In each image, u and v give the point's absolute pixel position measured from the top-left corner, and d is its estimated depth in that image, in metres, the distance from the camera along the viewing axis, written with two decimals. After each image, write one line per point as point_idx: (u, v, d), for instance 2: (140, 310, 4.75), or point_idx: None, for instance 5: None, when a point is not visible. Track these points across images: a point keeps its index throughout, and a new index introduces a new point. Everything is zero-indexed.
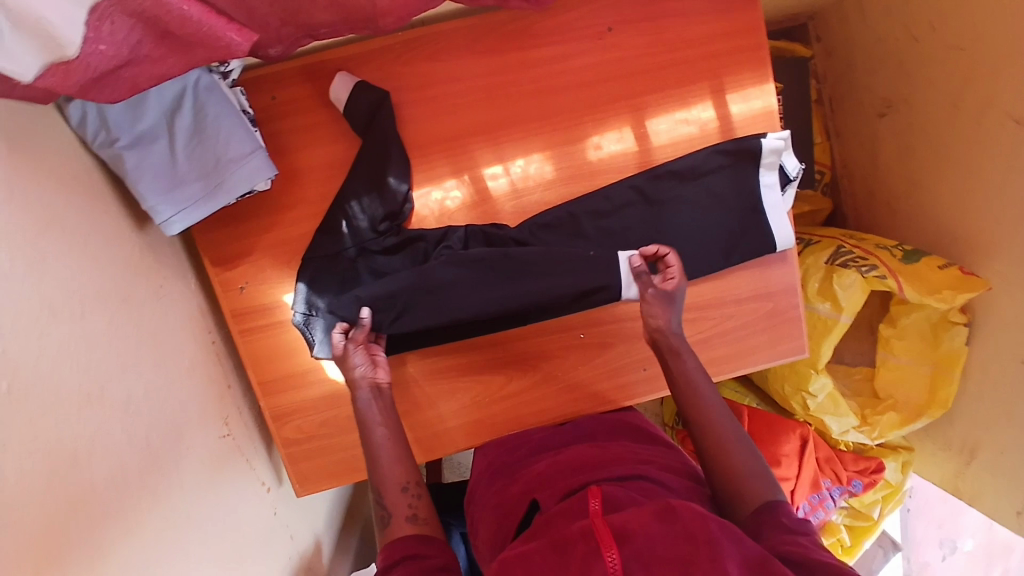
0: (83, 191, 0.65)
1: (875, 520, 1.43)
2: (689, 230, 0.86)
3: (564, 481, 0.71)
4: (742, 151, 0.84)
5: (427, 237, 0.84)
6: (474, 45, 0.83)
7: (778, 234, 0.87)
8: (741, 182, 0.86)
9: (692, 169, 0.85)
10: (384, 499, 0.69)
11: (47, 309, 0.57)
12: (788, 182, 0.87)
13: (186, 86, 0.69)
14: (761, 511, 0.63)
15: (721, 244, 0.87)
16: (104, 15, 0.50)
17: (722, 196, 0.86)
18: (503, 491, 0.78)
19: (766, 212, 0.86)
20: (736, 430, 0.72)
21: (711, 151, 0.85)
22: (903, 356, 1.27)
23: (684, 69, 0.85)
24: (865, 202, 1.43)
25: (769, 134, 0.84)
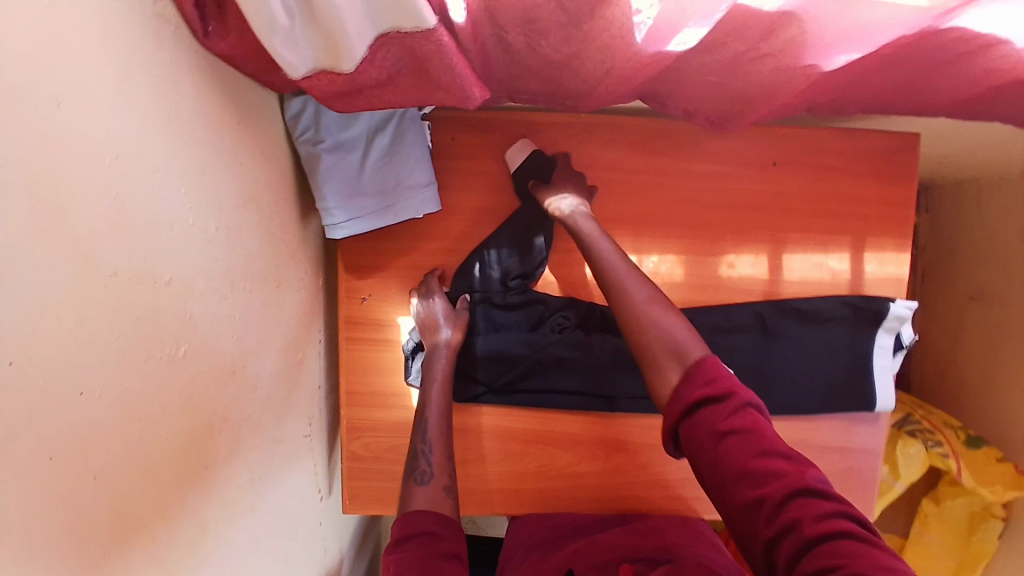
0: (276, 178, 0.69)
1: None
2: (794, 368, 0.88)
3: (599, 554, 0.77)
4: (866, 309, 0.87)
5: (550, 303, 0.87)
6: (646, 140, 0.86)
7: (879, 396, 0.88)
8: (856, 338, 0.88)
9: (815, 313, 0.87)
10: (428, 456, 0.75)
11: (228, 284, 0.60)
12: (900, 348, 0.89)
13: (397, 113, 0.73)
14: (690, 376, 0.63)
15: (821, 391, 0.89)
16: (385, 45, 0.55)
17: (834, 346, 0.88)
18: (537, 562, 0.80)
19: (874, 373, 0.88)
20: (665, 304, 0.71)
21: (838, 302, 0.87)
22: (937, 537, 1.27)
23: (832, 218, 0.88)
24: (936, 376, 1.44)
25: (897, 301, 0.87)
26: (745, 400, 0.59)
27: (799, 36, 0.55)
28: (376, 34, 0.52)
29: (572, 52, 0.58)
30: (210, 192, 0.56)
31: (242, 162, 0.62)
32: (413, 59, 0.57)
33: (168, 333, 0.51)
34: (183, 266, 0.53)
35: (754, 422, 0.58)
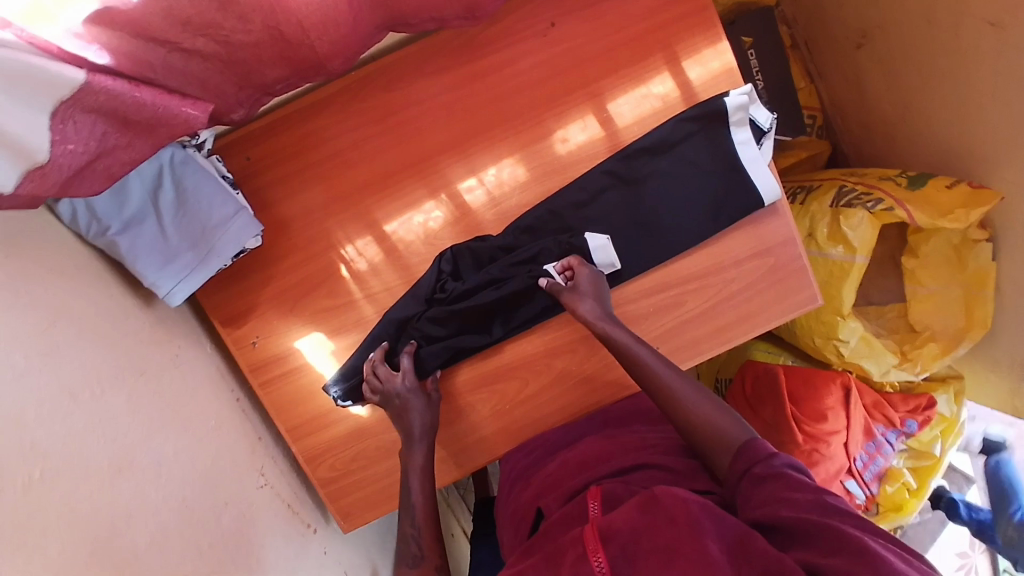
0: (85, 281, 0.70)
1: (940, 458, 1.40)
2: (671, 201, 0.86)
3: (567, 482, 0.74)
4: (707, 114, 0.84)
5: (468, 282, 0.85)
6: (426, 67, 0.85)
7: (762, 188, 0.85)
8: (714, 144, 0.85)
9: (662, 142, 0.85)
10: (420, 538, 0.79)
11: (67, 396, 0.60)
12: (763, 134, 0.85)
13: (162, 164, 0.73)
14: (737, 456, 0.66)
15: (708, 208, 0.86)
16: (68, 117, 0.55)
17: (698, 162, 0.85)
18: (520, 494, 0.81)
19: (747, 167, 0.85)
20: (630, 334, 0.79)
21: (678, 120, 0.85)
22: (932, 285, 1.23)
23: (634, 46, 0.85)
24: (861, 136, 1.40)
25: (732, 92, 0.83)
26: (783, 464, 0.63)
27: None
28: (47, 114, 0.53)
29: (254, 21, 0.62)
30: (9, 325, 0.56)
31: (31, 283, 0.62)
32: (107, 111, 0.58)
33: (13, 458, 0.52)
34: (8, 394, 0.54)
35: (787, 473, 0.62)
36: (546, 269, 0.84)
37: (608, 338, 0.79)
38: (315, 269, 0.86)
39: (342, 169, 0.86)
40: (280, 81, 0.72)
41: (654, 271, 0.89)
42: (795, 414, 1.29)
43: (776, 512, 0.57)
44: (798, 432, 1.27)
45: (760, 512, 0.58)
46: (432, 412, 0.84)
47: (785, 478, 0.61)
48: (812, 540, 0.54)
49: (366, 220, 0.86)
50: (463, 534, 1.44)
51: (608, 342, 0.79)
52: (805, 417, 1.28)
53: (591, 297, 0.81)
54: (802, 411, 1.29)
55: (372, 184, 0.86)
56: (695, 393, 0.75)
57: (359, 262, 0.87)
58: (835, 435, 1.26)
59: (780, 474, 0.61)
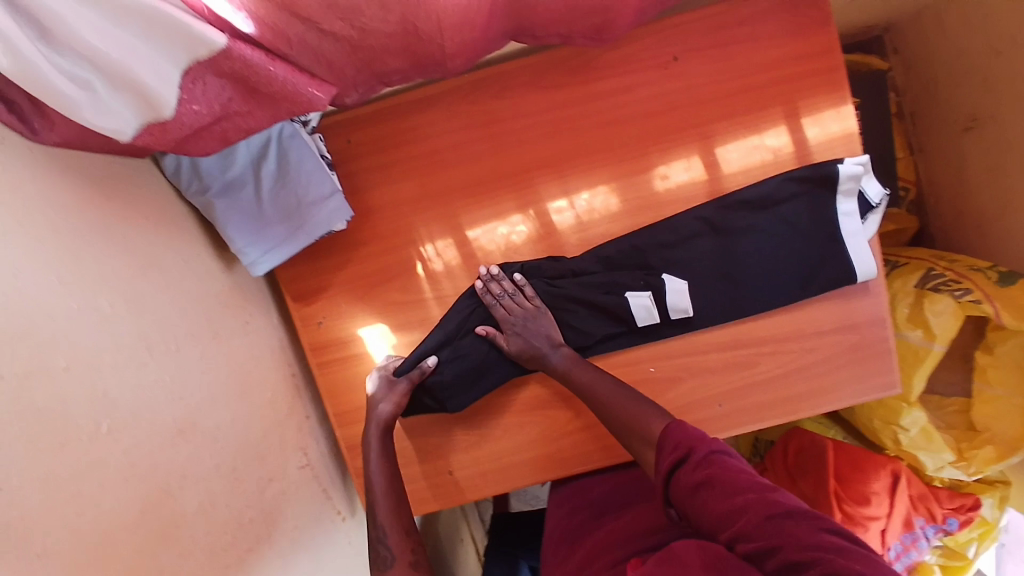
0: (177, 237, 0.71)
1: (972, 560, 1.33)
2: (758, 260, 0.83)
3: (616, 550, 0.71)
4: (816, 178, 0.81)
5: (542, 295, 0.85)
6: (539, 82, 0.84)
7: (858, 263, 0.81)
8: (816, 210, 0.82)
9: (763, 199, 0.82)
10: (384, 538, 0.75)
11: (145, 348, 0.61)
12: (869, 210, 0.81)
13: (271, 137, 0.74)
14: (701, 467, 0.64)
15: (798, 274, 0.83)
16: (198, 77, 0.55)
17: (794, 226, 0.82)
18: (567, 557, 0.79)
19: (846, 239, 0.81)
20: (592, 369, 0.81)
21: (782, 179, 0.81)
22: (1000, 387, 1.17)
23: (755, 94, 0.82)
24: (952, 222, 1.33)
25: (846, 159, 0.80)
26: (709, 455, 0.65)
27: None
28: (181, 71, 0.53)
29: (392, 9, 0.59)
30: (95, 277, 0.56)
31: (123, 231, 0.62)
32: (235, 79, 0.57)
33: (87, 405, 0.52)
34: (85, 349, 0.53)
35: (717, 469, 0.62)
36: (627, 297, 0.83)
37: (566, 379, 0.81)
38: (392, 262, 0.86)
39: (436, 168, 0.85)
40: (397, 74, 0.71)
41: (732, 327, 0.86)
42: (837, 492, 1.25)
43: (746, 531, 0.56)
44: (837, 511, 1.23)
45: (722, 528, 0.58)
46: (400, 396, 0.82)
47: (732, 485, 0.60)
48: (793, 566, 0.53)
49: (450, 222, 0.85)
50: (471, 541, 1.43)
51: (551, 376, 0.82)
52: (847, 497, 1.24)
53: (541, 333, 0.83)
54: (846, 491, 1.25)
55: (462, 188, 0.85)
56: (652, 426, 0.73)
57: (436, 263, 0.86)
58: (874, 521, 1.21)
59: (720, 473, 0.62)
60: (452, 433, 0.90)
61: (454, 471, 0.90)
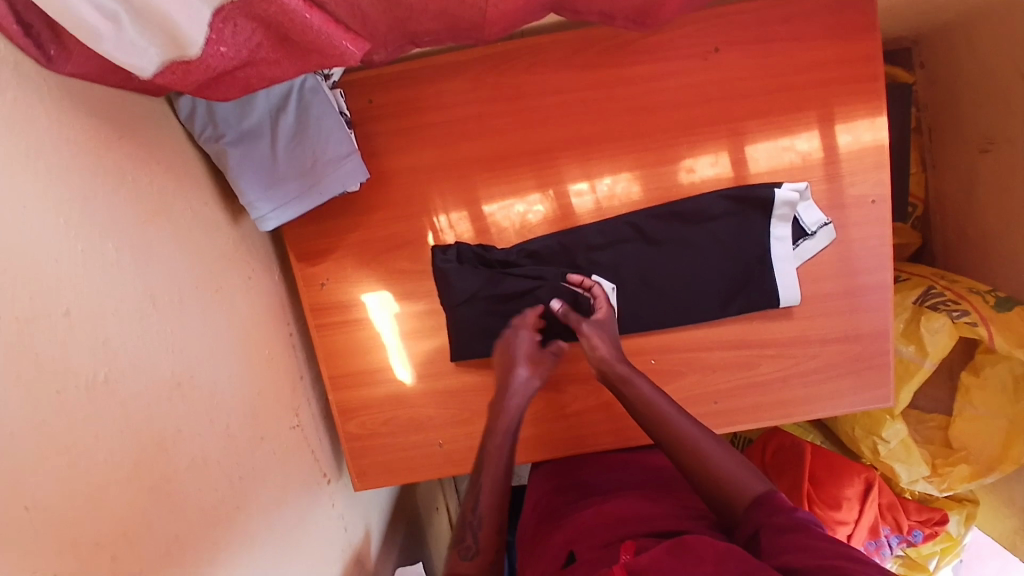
0: (186, 184, 0.68)
1: (932, 572, 1.39)
2: (703, 274, 0.83)
3: (603, 533, 0.73)
4: (748, 199, 0.81)
5: (503, 288, 0.83)
6: (573, 58, 0.81)
7: (783, 289, 0.83)
8: (749, 231, 0.82)
9: (696, 214, 0.82)
10: (477, 528, 0.71)
11: (148, 299, 0.59)
12: (803, 237, 0.82)
13: (292, 88, 0.71)
14: (755, 506, 0.65)
15: (719, 293, 0.84)
16: (229, 18, 0.51)
17: (727, 244, 0.83)
18: (548, 539, 0.79)
19: (774, 265, 0.82)
20: (672, 402, 0.77)
21: (717, 196, 0.81)
22: (982, 408, 1.22)
23: (792, 95, 0.81)
24: (956, 242, 1.35)
25: (784, 184, 0.80)
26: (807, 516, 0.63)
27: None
28: (210, 11, 0.50)
29: None
30: (99, 221, 0.54)
31: (132, 174, 0.59)
32: (269, 27, 0.54)
33: (86, 352, 0.50)
34: (84, 296, 0.51)
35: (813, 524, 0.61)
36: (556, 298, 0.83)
37: (644, 403, 0.77)
38: (403, 228, 0.84)
39: (458, 137, 0.82)
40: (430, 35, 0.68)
41: (739, 327, 0.86)
42: (810, 494, 1.28)
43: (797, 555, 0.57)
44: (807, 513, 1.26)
45: (790, 560, 0.57)
46: (536, 363, 0.81)
47: (818, 534, 0.60)
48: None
49: (467, 194, 0.83)
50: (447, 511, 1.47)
51: (622, 394, 0.78)
52: (819, 500, 1.27)
53: (610, 340, 0.80)
54: (818, 494, 1.27)
55: (483, 160, 0.83)
56: (749, 473, 0.70)
57: (448, 235, 0.84)
58: (842, 525, 1.25)
59: (801, 522, 0.62)
60: (447, 407, 0.88)
61: (445, 444, 0.89)
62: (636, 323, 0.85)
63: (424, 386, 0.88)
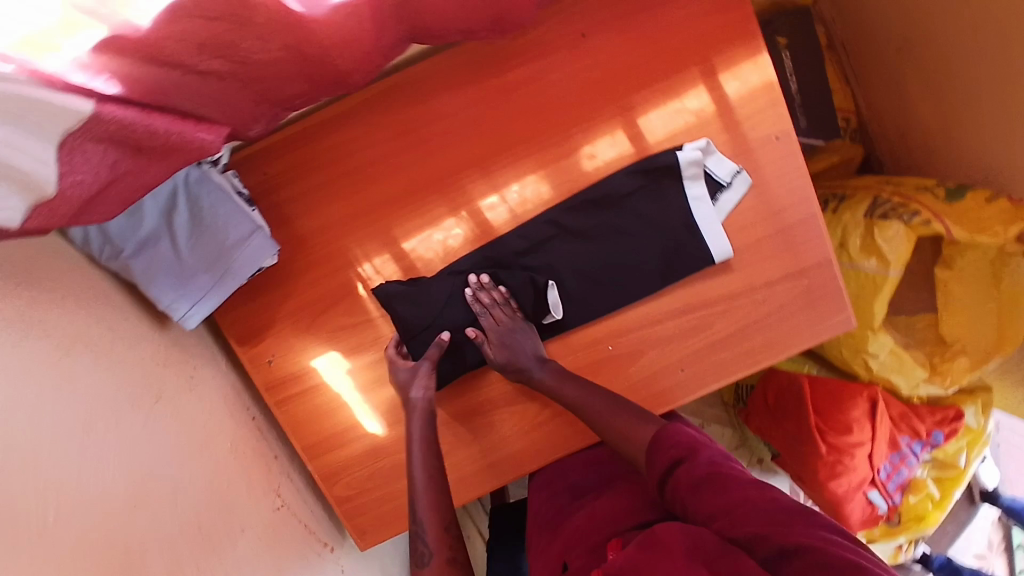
0: (97, 305, 0.68)
1: (965, 469, 1.34)
2: (637, 253, 0.84)
3: (591, 536, 0.75)
4: (654, 169, 0.81)
5: (436, 296, 0.83)
6: (449, 80, 0.81)
7: (713, 245, 0.83)
8: (665, 199, 0.82)
9: (611, 196, 0.82)
10: (423, 534, 0.74)
11: (81, 430, 0.58)
12: (720, 190, 0.82)
13: (177, 185, 0.72)
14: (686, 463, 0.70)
15: (657, 266, 0.84)
16: (76, 146, 0.51)
17: (650, 217, 0.83)
18: (547, 545, 0.81)
19: (700, 226, 0.83)
20: (562, 379, 0.82)
21: (627, 172, 0.82)
22: (965, 298, 1.21)
23: (668, 58, 0.81)
24: (899, 145, 1.35)
25: (686, 145, 0.81)
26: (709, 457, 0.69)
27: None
28: (55, 144, 0.49)
29: (273, 42, 0.57)
30: (23, 363, 0.53)
31: (39, 315, 0.58)
32: (120, 142, 0.55)
33: (32, 497, 0.50)
34: (21, 434, 0.51)
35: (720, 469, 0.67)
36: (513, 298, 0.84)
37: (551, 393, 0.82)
38: (332, 287, 0.84)
39: (359, 185, 0.82)
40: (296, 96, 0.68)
41: (683, 292, 0.86)
42: (819, 426, 1.27)
43: (730, 518, 0.61)
44: (820, 444, 1.25)
45: (721, 529, 0.61)
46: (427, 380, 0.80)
47: (730, 482, 0.65)
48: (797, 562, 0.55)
49: (384, 238, 0.83)
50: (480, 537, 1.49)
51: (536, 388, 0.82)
52: (829, 430, 1.25)
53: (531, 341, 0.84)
54: (827, 423, 1.26)
55: (391, 201, 0.83)
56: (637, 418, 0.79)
57: (377, 281, 0.84)
58: (859, 447, 1.24)
59: (720, 472, 0.67)
60: None
61: None
62: (586, 316, 0.85)
63: (395, 432, 0.88)
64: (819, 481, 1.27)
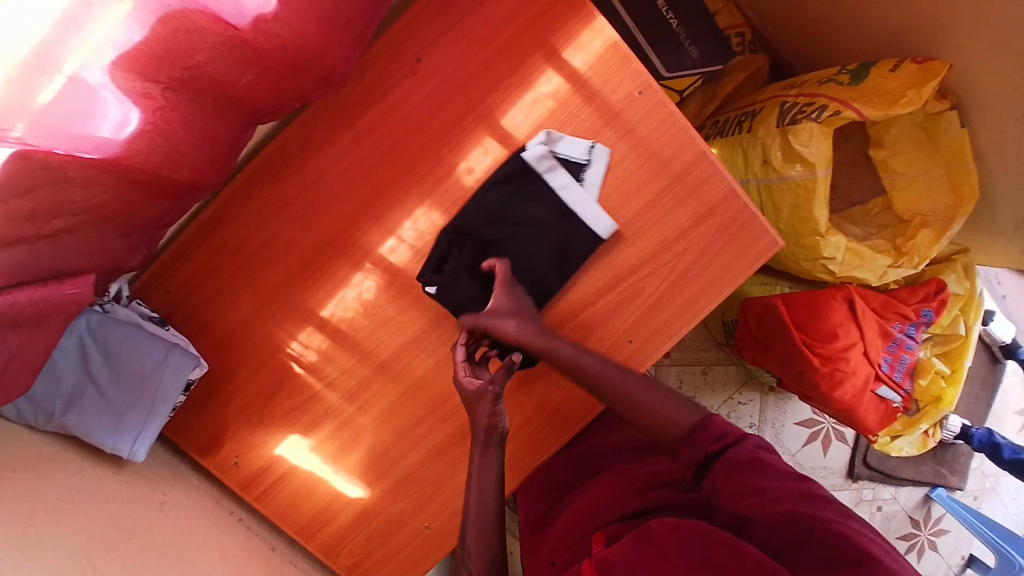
0: (50, 468, 0.67)
1: (966, 337, 1.33)
2: (539, 251, 0.83)
3: (581, 533, 0.81)
4: (528, 172, 0.81)
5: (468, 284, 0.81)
6: (311, 144, 0.83)
7: (592, 224, 0.83)
8: (540, 194, 0.82)
9: (488, 212, 0.82)
10: (468, 562, 0.76)
11: None
12: (581, 171, 0.82)
13: (81, 334, 0.74)
14: (695, 429, 0.75)
15: (562, 260, 0.84)
16: None
17: (541, 217, 0.83)
18: (538, 551, 0.88)
19: (575, 211, 0.83)
20: (621, 370, 0.80)
21: (491, 187, 0.81)
22: (911, 169, 1.17)
23: (509, 53, 0.81)
24: (799, 40, 1.34)
25: (530, 144, 0.80)
26: (755, 444, 0.71)
27: (205, 20, 0.52)
28: None
29: (100, 183, 0.58)
30: None
31: None
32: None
33: None
34: None
35: (765, 458, 0.69)
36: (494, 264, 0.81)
37: (602, 384, 0.79)
38: (269, 376, 0.86)
39: (262, 272, 0.84)
40: (157, 207, 0.69)
41: (603, 268, 0.85)
42: (806, 340, 1.22)
43: (751, 504, 0.64)
44: (814, 358, 1.21)
45: (748, 504, 0.64)
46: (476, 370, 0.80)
47: (769, 472, 0.67)
48: (808, 548, 0.59)
49: (302, 313, 0.85)
50: None
51: (566, 369, 0.78)
52: (816, 341, 1.22)
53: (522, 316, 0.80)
54: (812, 336, 1.22)
55: (298, 277, 0.84)
56: (678, 406, 0.79)
57: (309, 355, 0.85)
58: (850, 349, 1.21)
59: (761, 460, 0.68)
60: (407, 496, 0.87)
61: (431, 523, 0.87)
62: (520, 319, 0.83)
63: (377, 489, 0.87)
64: (824, 394, 1.24)
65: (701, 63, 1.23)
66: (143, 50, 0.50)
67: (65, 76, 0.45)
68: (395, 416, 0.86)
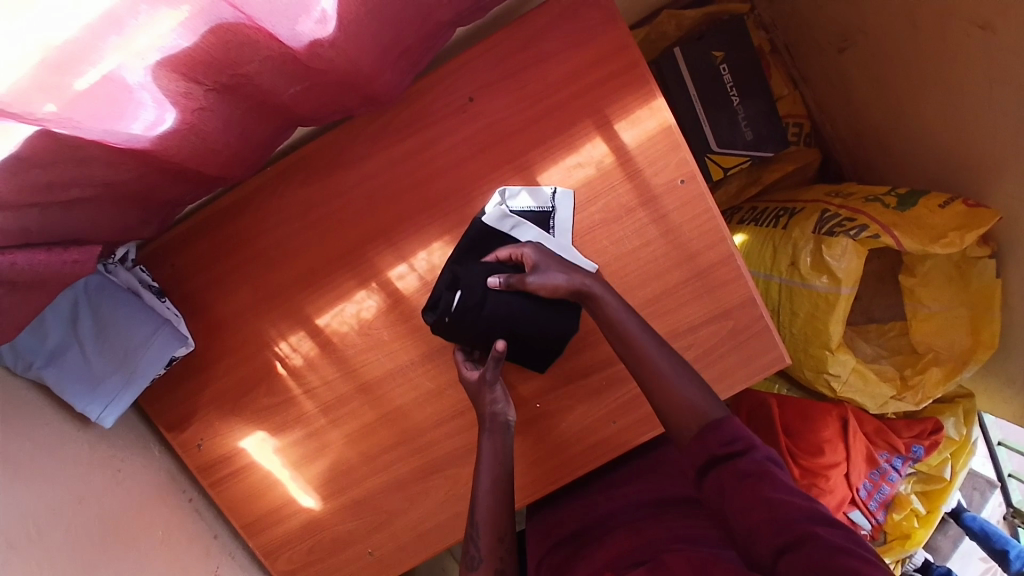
0: (20, 420, 0.67)
1: (950, 481, 1.32)
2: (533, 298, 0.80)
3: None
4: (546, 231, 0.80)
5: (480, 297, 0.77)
6: (346, 153, 0.82)
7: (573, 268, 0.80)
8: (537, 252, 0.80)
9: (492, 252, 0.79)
10: (477, 540, 0.73)
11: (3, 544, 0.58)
12: (547, 219, 0.80)
13: (78, 294, 0.74)
14: (709, 429, 0.67)
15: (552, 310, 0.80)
16: None
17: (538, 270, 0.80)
18: None
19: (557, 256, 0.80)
20: (646, 332, 0.74)
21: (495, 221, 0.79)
22: (935, 304, 1.14)
23: (561, 114, 0.80)
24: (856, 146, 1.32)
25: (490, 210, 0.80)
26: (764, 453, 0.64)
27: (261, 36, 0.51)
28: None
29: (126, 164, 0.57)
30: None
31: None
32: None
33: None
34: None
35: (772, 469, 0.62)
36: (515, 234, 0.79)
37: (629, 343, 0.73)
38: (251, 370, 0.85)
39: (269, 267, 0.84)
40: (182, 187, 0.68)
41: (605, 343, 0.83)
42: (790, 448, 1.21)
43: (758, 517, 0.59)
44: (795, 469, 1.19)
45: (755, 522, 0.59)
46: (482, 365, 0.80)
47: (778, 484, 0.61)
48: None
49: (298, 314, 0.84)
50: None
51: (596, 314, 0.74)
52: (801, 451, 1.20)
53: (563, 268, 0.76)
54: (797, 446, 1.21)
55: (302, 279, 0.84)
56: (700, 393, 0.71)
57: (295, 358, 0.85)
58: (835, 468, 1.19)
59: (769, 469, 0.62)
60: (357, 518, 0.86)
61: (374, 550, 0.86)
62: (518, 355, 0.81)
63: (329, 504, 0.86)
64: None
65: (753, 147, 1.22)
66: (189, 54, 0.49)
67: (99, 74, 0.44)
68: (364, 437, 0.85)
